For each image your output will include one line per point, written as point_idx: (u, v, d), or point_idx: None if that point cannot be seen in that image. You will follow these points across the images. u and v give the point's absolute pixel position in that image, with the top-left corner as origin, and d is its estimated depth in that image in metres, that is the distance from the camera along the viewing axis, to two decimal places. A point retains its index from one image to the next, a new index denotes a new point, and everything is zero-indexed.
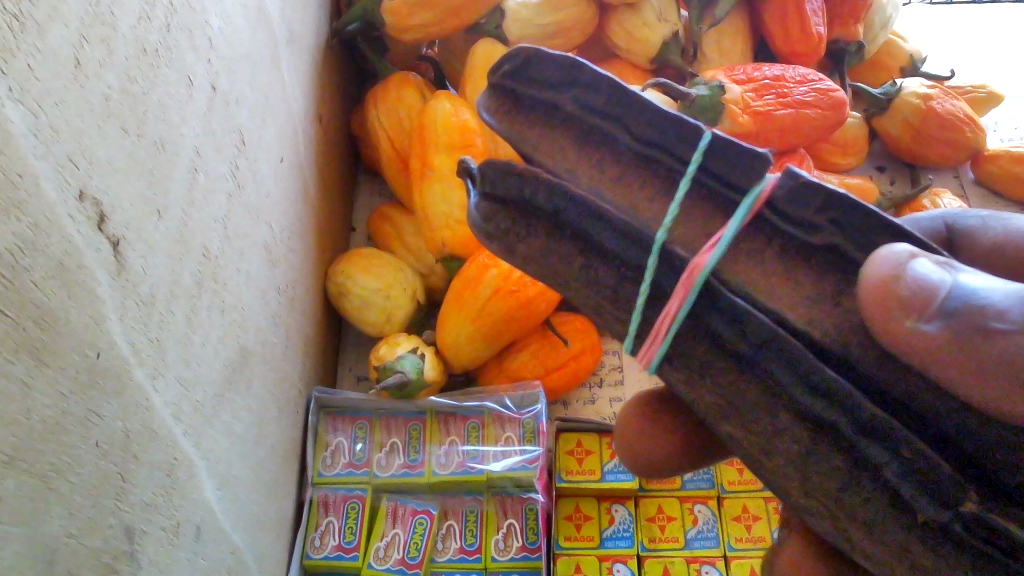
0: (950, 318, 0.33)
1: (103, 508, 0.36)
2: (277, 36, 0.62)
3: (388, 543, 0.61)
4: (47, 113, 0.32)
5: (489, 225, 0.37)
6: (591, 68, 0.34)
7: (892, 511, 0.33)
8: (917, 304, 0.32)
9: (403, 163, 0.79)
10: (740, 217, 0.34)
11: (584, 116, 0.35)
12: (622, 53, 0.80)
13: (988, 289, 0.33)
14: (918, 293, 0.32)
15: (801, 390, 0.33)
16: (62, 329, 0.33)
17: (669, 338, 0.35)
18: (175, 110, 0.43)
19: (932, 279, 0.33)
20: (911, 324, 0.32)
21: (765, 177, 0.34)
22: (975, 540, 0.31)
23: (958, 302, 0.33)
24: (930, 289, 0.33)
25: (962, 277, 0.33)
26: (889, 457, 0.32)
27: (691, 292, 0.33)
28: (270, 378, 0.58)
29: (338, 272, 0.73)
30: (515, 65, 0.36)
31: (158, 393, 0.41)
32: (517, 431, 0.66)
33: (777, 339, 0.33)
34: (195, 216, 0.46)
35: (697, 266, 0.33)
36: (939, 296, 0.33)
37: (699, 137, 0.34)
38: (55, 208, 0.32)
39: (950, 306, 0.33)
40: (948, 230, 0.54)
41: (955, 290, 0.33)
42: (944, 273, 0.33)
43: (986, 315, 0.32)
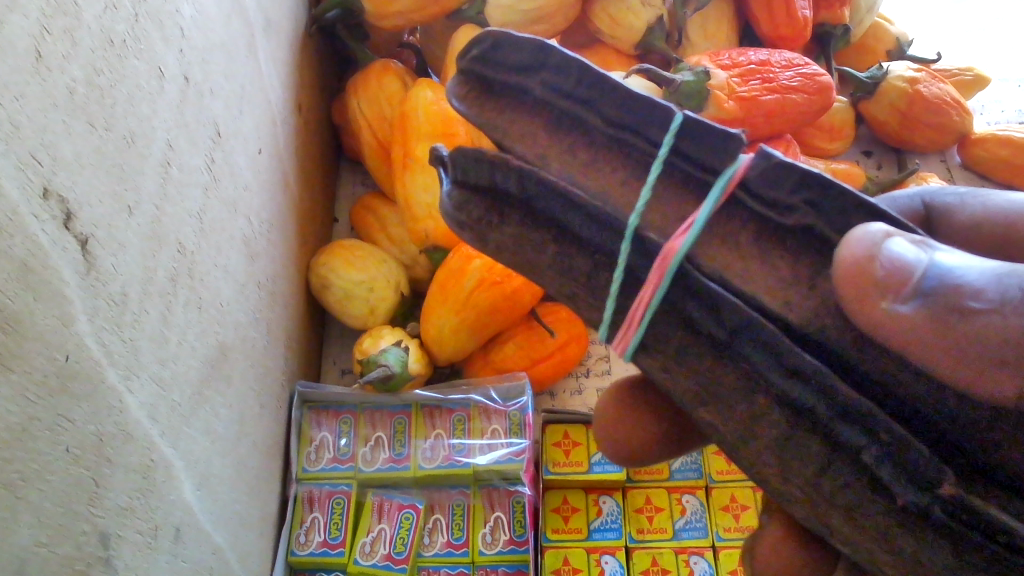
0: (927, 297, 0.33)
1: (75, 515, 0.35)
2: (253, 24, 0.61)
3: (374, 539, 0.60)
4: (6, 109, 0.31)
5: (464, 218, 0.36)
6: (560, 51, 0.33)
7: (872, 497, 0.32)
8: (891, 283, 0.32)
9: (384, 153, 0.78)
10: (712, 200, 0.33)
11: (556, 100, 0.34)
12: (606, 38, 0.79)
13: (964, 268, 0.32)
14: (893, 272, 0.32)
15: (776, 373, 0.32)
16: (27, 333, 0.32)
17: (645, 324, 0.34)
18: (146, 101, 0.42)
19: (908, 259, 0.33)
20: (888, 305, 0.32)
21: (739, 156, 0.33)
22: (956, 525, 0.31)
23: (933, 281, 0.33)
24: (905, 268, 0.33)
25: (938, 256, 0.33)
26: (866, 441, 0.31)
27: (665, 279, 0.32)
28: (251, 375, 0.57)
29: (321, 265, 0.72)
30: (483, 49, 0.35)
31: (132, 394, 0.40)
32: (503, 423, 0.66)
33: (751, 324, 0.32)
34: (168, 210, 0.45)
35: (670, 251, 0.32)
36: (915, 276, 0.33)
37: (671, 120, 0.33)
38: (17, 207, 0.31)
39: (926, 286, 0.33)
40: (926, 208, 0.53)
41: (931, 269, 0.33)
42: (919, 252, 0.33)
43: (962, 292, 0.32)
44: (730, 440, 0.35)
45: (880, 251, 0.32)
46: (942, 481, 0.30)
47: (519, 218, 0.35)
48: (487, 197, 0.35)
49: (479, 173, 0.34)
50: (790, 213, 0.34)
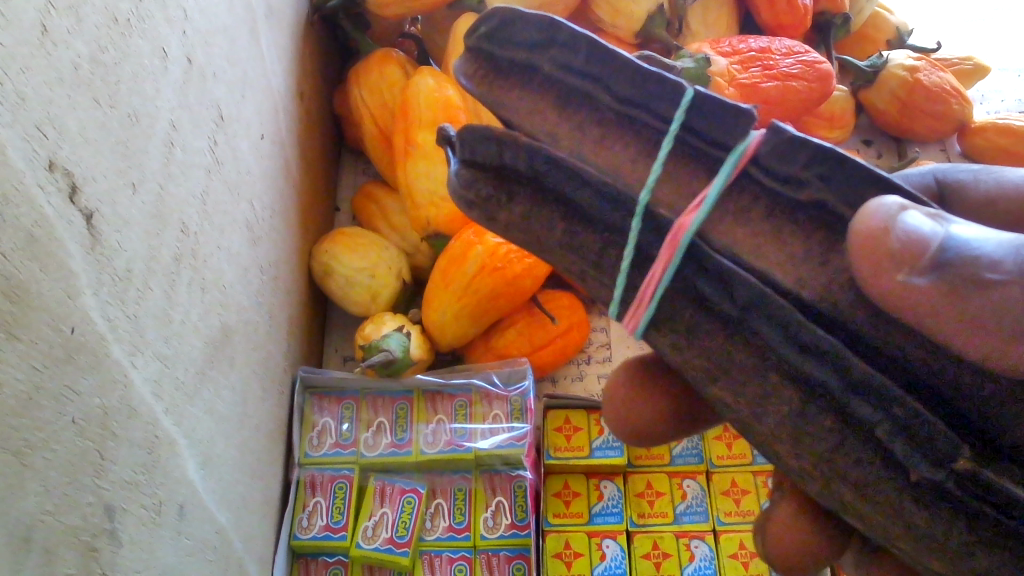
0: (943, 269, 0.33)
1: (82, 485, 0.35)
2: (255, 10, 0.61)
3: (377, 522, 0.61)
4: (12, 81, 0.31)
5: (463, 196, 0.36)
6: (569, 26, 0.33)
7: (881, 471, 0.32)
8: (908, 256, 0.32)
9: (386, 139, 0.78)
10: (722, 177, 0.32)
11: (563, 77, 0.34)
12: (606, 27, 0.79)
13: (981, 240, 0.33)
14: (908, 245, 0.32)
15: (789, 349, 0.32)
16: (34, 302, 0.32)
17: (655, 301, 0.34)
18: (149, 81, 0.43)
19: (924, 231, 0.32)
20: (903, 279, 0.32)
21: (750, 133, 0.32)
22: (968, 496, 0.31)
23: (951, 252, 0.33)
24: (922, 240, 0.32)
25: (953, 229, 0.33)
26: (881, 417, 0.31)
27: (676, 254, 0.32)
28: (253, 358, 0.57)
29: (324, 251, 0.72)
30: (492, 25, 0.34)
31: (137, 369, 0.40)
32: (504, 408, 0.66)
33: (763, 297, 0.32)
34: (172, 189, 0.45)
35: (681, 227, 0.32)
36: (933, 247, 0.33)
37: (681, 95, 0.32)
38: (23, 178, 0.32)
39: (944, 257, 0.33)
40: (938, 184, 0.53)
41: (948, 241, 0.33)
42: (935, 225, 0.33)
43: (977, 263, 0.32)
44: (744, 414, 0.34)
45: (899, 224, 0.31)
46: (959, 455, 0.31)
47: (526, 200, 0.35)
48: (497, 177, 0.35)
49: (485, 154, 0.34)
50: (802, 188, 0.33)
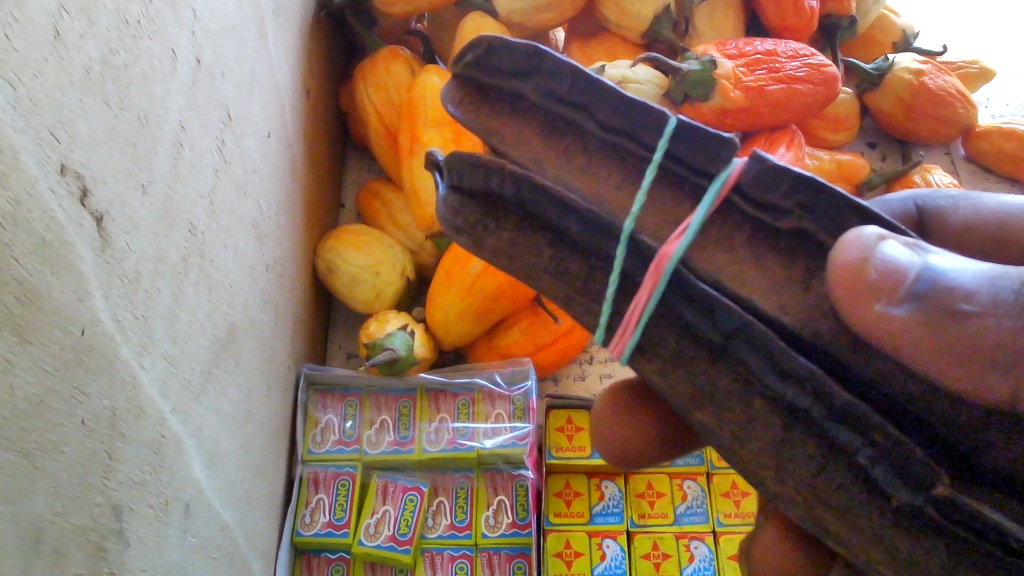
0: (920, 300, 0.33)
1: (91, 486, 0.35)
2: (263, 8, 0.61)
3: (378, 520, 0.61)
4: (25, 84, 0.31)
5: (456, 218, 0.36)
6: (555, 56, 0.33)
7: (864, 495, 0.32)
8: (884, 285, 0.32)
9: (391, 136, 0.78)
10: (707, 204, 0.33)
11: (550, 104, 0.34)
12: (614, 28, 0.79)
13: (955, 271, 0.33)
14: (885, 276, 0.32)
15: (771, 374, 0.32)
16: (45, 306, 0.32)
17: (640, 328, 0.34)
18: (159, 83, 0.43)
19: (900, 261, 0.33)
20: (879, 308, 0.32)
21: (732, 161, 0.33)
22: (949, 523, 0.31)
23: (927, 284, 0.33)
24: (898, 271, 0.33)
25: (930, 259, 0.33)
26: (859, 441, 0.31)
27: (660, 284, 0.33)
28: (258, 356, 0.58)
29: (327, 248, 0.73)
30: (477, 55, 0.34)
31: (145, 370, 0.40)
32: (507, 407, 0.66)
33: (745, 327, 0.32)
34: (180, 190, 0.45)
35: (665, 255, 0.32)
36: (909, 278, 0.33)
37: (666, 124, 0.33)
38: (35, 182, 0.32)
39: (920, 288, 0.33)
40: (918, 211, 0.53)
41: (924, 272, 0.33)
42: (912, 255, 0.33)
43: (951, 293, 0.32)
44: (724, 438, 0.35)
45: (874, 253, 0.32)
46: (937, 482, 0.30)
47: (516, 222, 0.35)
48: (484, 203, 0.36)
49: (476, 180, 0.35)
50: (785, 217, 0.34)
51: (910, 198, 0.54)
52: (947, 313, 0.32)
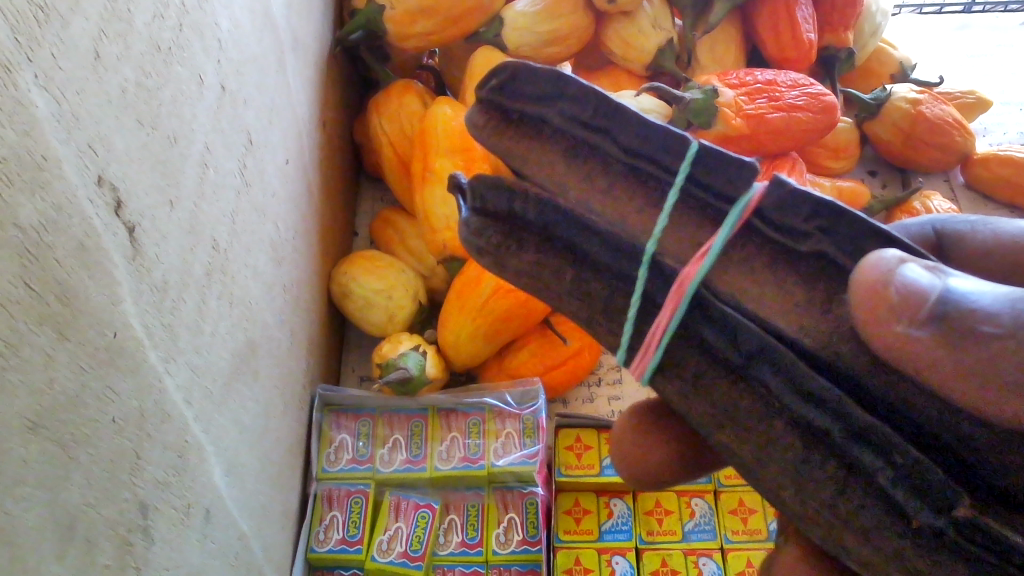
0: (942, 321, 0.32)
1: (120, 482, 0.37)
2: (282, 41, 0.64)
3: (391, 536, 0.62)
4: (69, 101, 0.33)
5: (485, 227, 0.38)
6: (577, 81, 0.34)
7: (882, 518, 0.33)
8: (905, 307, 0.32)
9: (404, 166, 0.81)
10: (729, 226, 0.34)
11: (572, 128, 0.36)
12: (619, 60, 0.82)
13: (977, 293, 0.32)
14: (906, 297, 0.32)
15: (790, 395, 0.34)
16: (82, 306, 0.34)
17: (660, 350, 0.36)
18: (187, 106, 0.45)
19: (920, 283, 0.33)
20: (899, 329, 0.32)
21: (753, 186, 0.35)
22: (969, 546, 0.32)
23: (949, 306, 0.32)
24: (918, 293, 0.33)
25: (952, 282, 0.33)
26: (882, 464, 0.32)
27: (682, 302, 0.35)
28: (276, 373, 0.60)
29: (342, 274, 0.75)
30: (502, 78, 0.36)
31: (170, 376, 0.42)
32: (517, 425, 0.68)
33: (766, 347, 0.34)
34: (204, 209, 0.47)
35: (687, 276, 0.34)
36: (931, 300, 0.33)
37: (687, 148, 0.34)
38: (76, 191, 0.34)
39: (943, 309, 0.32)
40: (937, 234, 0.55)
41: (946, 294, 0.33)
42: (933, 277, 0.33)
43: (967, 312, 0.32)
44: (735, 449, 0.36)
45: (895, 275, 0.32)
46: (958, 503, 0.31)
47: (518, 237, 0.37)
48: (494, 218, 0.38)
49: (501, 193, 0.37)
50: (805, 240, 0.35)
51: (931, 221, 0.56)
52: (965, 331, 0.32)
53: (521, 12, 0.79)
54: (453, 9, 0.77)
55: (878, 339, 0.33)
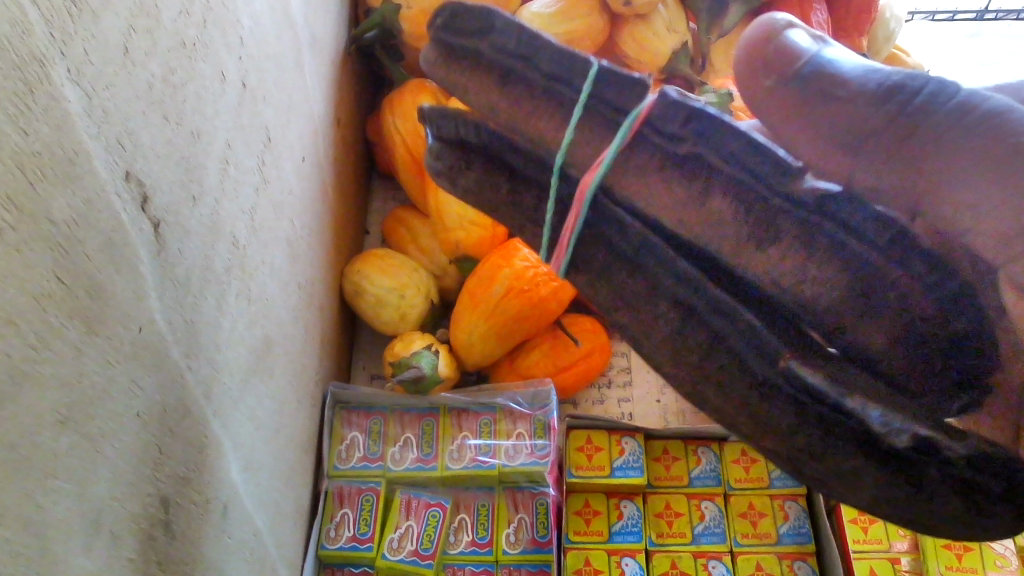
0: (803, 85, 0.33)
1: (143, 476, 0.37)
2: (301, 39, 0.64)
3: (402, 535, 0.63)
4: (98, 96, 0.34)
5: None
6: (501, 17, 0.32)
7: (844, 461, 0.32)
8: (783, 61, 0.33)
9: (417, 164, 0.81)
10: (619, 139, 0.32)
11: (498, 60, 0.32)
12: (633, 63, 0.83)
13: (841, 61, 0.32)
14: (785, 50, 0.33)
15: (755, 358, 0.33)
16: (109, 301, 0.34)
17: (570, 251, 0.35)
18: (210, 102, 0.45)
19: (799, 46, 0.33)
20: (772, 84, 0.33)
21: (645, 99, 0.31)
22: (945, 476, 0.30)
23: (815, 68, 0.32)
24: (793, 52, 0.33)
25: (824, 51, 0.33)
26: (830, 413, 0.32)
27: (581, 211, 0.33)
28: (290, 369, 0.60)
29: (356, 272, 0.74)
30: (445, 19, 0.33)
31: (192, 371, 0.42)
32: (528, 427, 0.67)
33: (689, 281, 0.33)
34: (225, 205, 0.48)
35: (584, 183, 0.33)
36: (802, 60, 0.33)
37: (588, 68, 0.31)
38: (105, 185, 0.34)
39: (807, 72, 0.33)
40: None
41: (816, 58, 0.33)
42: (812, 44, 0.33)
43: (834, 87, 0.32)
44: None
45: (777, 32, 0.33)
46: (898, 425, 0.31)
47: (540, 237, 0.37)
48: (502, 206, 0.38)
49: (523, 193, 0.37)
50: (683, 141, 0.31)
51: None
52: (833, 103, 0.32)
53: (537, 13, 0.79)
54: None
55: (743, 76, 0.34)
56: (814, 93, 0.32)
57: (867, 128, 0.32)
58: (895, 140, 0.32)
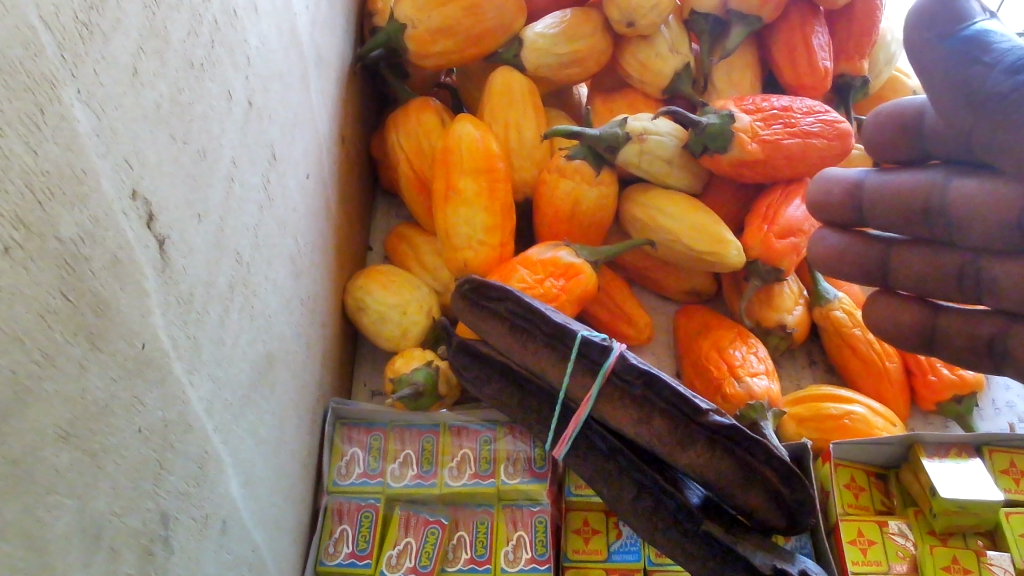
0: (960, 42, 0.44)
1: (143, 492, 0.37)
2: (307, 57, 0.65)
3: (400, 551, 0.63)
4: (108, 115, 0.34)
5: None
6: None
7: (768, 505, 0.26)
8: (943, 23, 0.44)
9: (421, 183, 0.81)
10: None
11: None
12: (636, 83, 0.83)
13: (1001, 36, 0.43)
14: (952, 16, 0.44)
15: None
16: (113, 318, 0.35)
17: None
18: (217, 121, 0.46)
19: (973, 11, 0.44)
20: (930, 38, 0.45)
21: None
22: None
23: (972, 34, 0.44)
24: (966, 13, 0.44)
25: (989, 22, 0.44)
26: None
27: None
28: (292, 385, 0.60)
29: (358, 288, 0.76)
30: None
31: (193, 387, 0.43)
32: (528, 449, 0.67)
33: None
34: (230, 221, 0.48)
35: None
36: (969, 22, 0.44)
37: None
38: (111, 203, 0.34)
39: (969, 34, 0.44)
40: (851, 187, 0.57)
41: (979, 26, 0.44)
42: (980, 12, 0.44)
43: (974, 64, 0.44)
44: None
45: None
46: None
47: None
48: None
49: None
50: None
51: (923, 106, 0.53)
52: (959, 81, 0.45)
53: (540, 34, 0.80)
54: (472, 30, 0.79)
55: (912, 45, 0.46)
56: (947, 66, 0.45)
57: (997, 94, 0.43)
58: (1005, 105, 0.43)
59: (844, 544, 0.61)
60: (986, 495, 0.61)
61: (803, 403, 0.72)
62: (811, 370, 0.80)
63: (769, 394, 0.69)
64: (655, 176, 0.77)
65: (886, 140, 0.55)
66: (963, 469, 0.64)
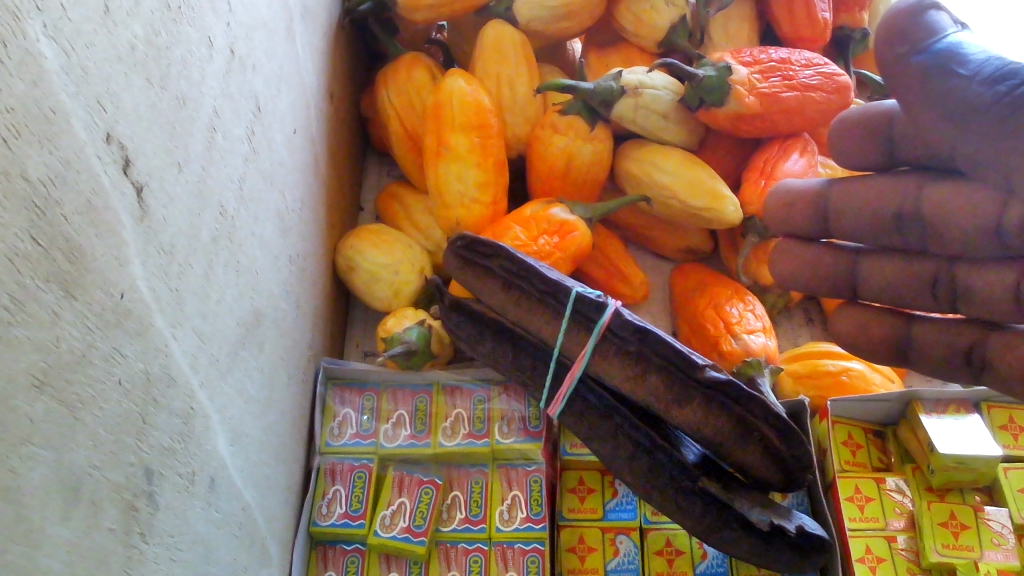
0: (931, 56, 0.39)
1: (125, 446, 0.36)
2: (292, 8, 0.63)
3: (394, 512, 0.62)
4: (78, 55, 0.33)
5: None
6: None
7: None
8: (912, 35, 0.40)
9: (411, 141, 0.79)
10: None
11: None
12: (631, 37, 0.82)
13: (974, 49, 0.39)
14: (919, 26, 0.40)
15: None
16: (88, 266, 0.33)
17: None
18: (197, 67, 0.44)
19: (940, 25, 0.40)
20: (901, 53, 0.40)
21: None
22: None
23: (942, 48, 0.39)
24: (934, 28, 0.40)
25: (960, 37, 0.40)
26: None
27: None
28: (281, 345, 0.59)
29: (349, 248, 0.74)
30: None
31: (177, 341, 0.41)
32: (523, 409, 0.66)
33: None
34: (213, 173, 0.47)
35: None
36: (936, 36, 0.40)
37: None
38: (84, 147, 0.33)
39: (939, 47, 0.39)
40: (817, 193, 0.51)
41: (948, 39, 0.39)
42: (949, 27, 0.40)
43: (950, 78, 0.39)
44: None
45: (917, 9, 0.40)
46: None
47: None
48: None
49: None
50: None
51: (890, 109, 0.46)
52: (935, 95, 0.40)
53: None
54: None
55: (886, 60, 0.41)
56: (920, 81, 0.40)
57: (977, 110, 0.38)
58: (985, 118, 0.39)
59: (840, 503, 0.61)
60: (985, 450, 0.60)
61: (800, 359, 0.71)
62: (809, 328, 0.79)
63: (767, 351, 0.68)
64: (650, 131, 0.75)
65: (846, 148, 0.49)
66: (961, 425, 0.63)
